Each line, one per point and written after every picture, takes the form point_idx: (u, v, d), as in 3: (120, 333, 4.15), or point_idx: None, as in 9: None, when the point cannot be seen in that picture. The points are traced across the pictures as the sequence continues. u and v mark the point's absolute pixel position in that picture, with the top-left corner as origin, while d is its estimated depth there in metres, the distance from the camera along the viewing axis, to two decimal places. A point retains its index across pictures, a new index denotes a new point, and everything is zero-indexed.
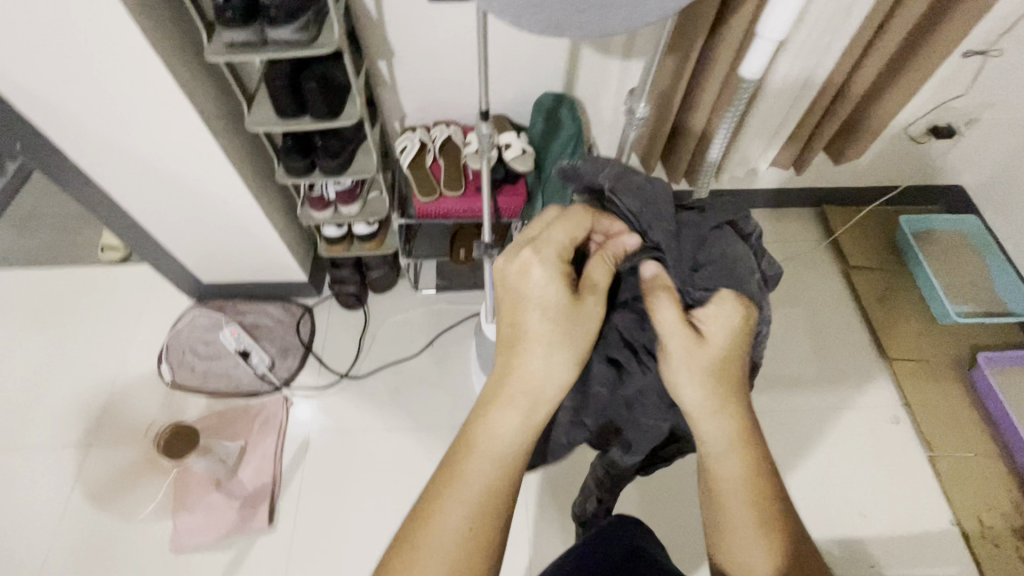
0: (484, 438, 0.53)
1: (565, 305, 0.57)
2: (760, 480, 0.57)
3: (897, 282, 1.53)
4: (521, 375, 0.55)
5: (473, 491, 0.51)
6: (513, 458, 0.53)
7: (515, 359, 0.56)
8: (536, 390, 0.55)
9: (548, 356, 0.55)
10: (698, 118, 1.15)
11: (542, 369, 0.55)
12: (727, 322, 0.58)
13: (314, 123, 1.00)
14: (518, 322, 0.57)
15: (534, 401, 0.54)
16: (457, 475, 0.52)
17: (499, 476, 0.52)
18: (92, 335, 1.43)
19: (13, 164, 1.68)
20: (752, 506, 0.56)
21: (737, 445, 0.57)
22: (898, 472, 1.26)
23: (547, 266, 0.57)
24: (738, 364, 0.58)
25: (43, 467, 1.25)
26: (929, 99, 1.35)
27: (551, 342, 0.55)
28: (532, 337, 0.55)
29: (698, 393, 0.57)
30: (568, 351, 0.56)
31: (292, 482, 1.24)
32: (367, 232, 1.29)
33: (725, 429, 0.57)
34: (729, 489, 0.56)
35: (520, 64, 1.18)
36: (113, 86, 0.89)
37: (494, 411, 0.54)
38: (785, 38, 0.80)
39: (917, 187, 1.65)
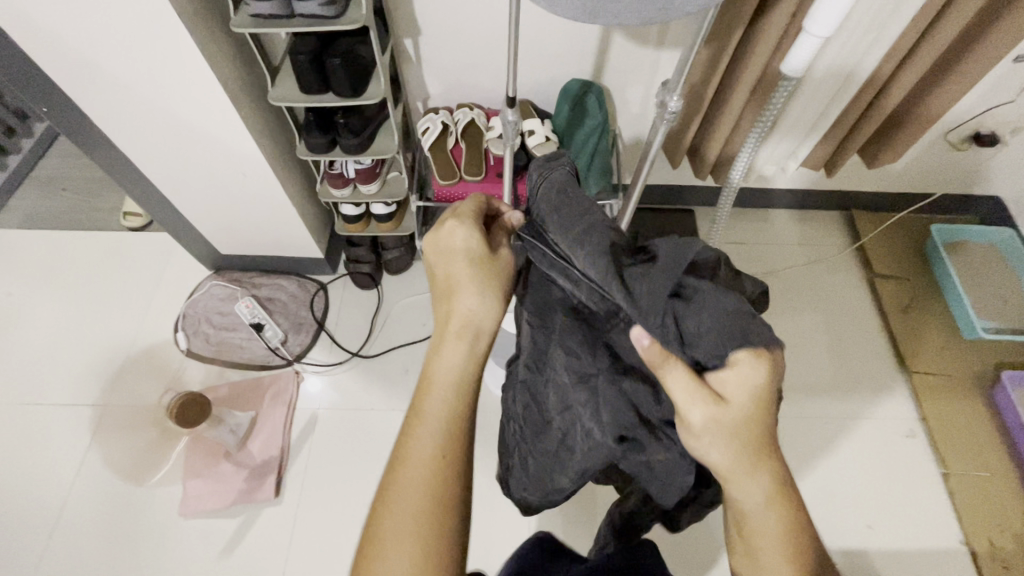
0: (437, 371, 0.55)
1: (482, 257, 0.60)
2: (799, 539, 0.50)
3: (923, 293, 1.49)
4: (459, 312, 0.57)
5: (439, 420, 0.52)
6: (466, 382, 0.54)
7: (451, 302, 0.58)
8: (475, 322, 0.57)
9: (480, 294, 0.58)
10: (729, 114, 1.11)
11: (473, 309, 0.57)
12: (750, 382, 0.50)
13: (338, 101, 0.99)
14: (449, 275, 0.60)
15: (474, 333, 0.57)
16: (419, 410, 0.53)
17: (456, 401, 0.54)
18: (112, 298, 1.46)
19: (40, 126, 1.70)
20: (792, 570, 0.49)
21: (776, 507, 0.50)
22: (909, 487, 1.24)
23: (469, 228, 0.60)
24: (768, 425, 0.51)
25: (61, 425, 1.28)
26: (975, 104, 1.29)
27: (476, 285, 0.58)
28: (462, 283, 0.58)
29: (727, 457, 0.50)
30: (489, 291, 0.59)
31: (300, 456, 1.26)
32: (384, 212, 1.29)
33: (760, 489, 0.50)
34: (769, 550, 0.50)
35: (549, 48, 1.15)
36: (139, 53, 0.88)
37: (442, 347, 0.56)
38: (831, 35, 0.77)
39: (951, 195, 1.59)
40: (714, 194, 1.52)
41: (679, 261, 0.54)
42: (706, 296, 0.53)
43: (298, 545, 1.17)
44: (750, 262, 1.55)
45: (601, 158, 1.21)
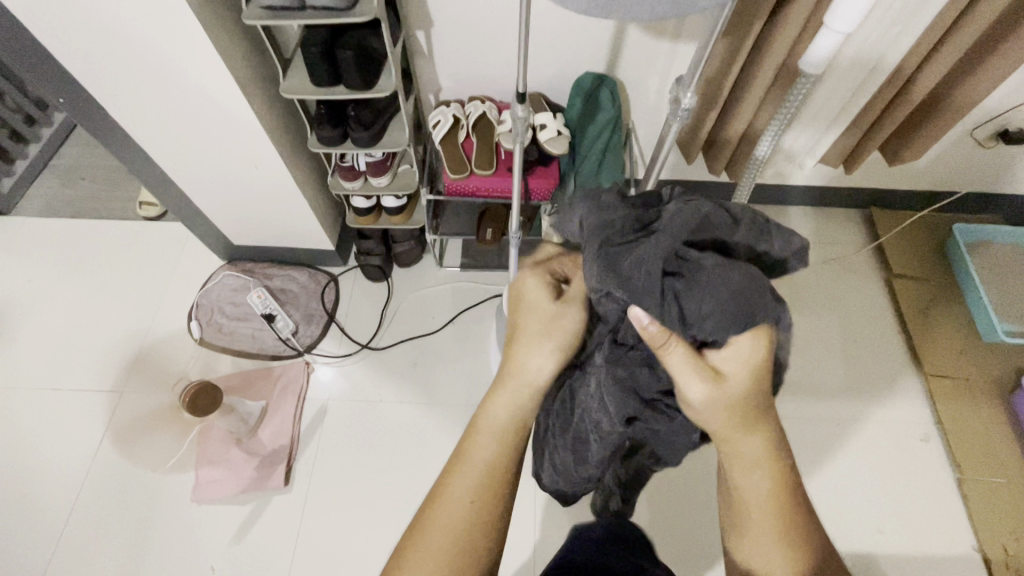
0: (483, 420, 0.59)
1: (547, 308, 0.63)
2: (784, 489, 0.57)
3: (943, 294, 1.45)
4: (519, 373, 0.61)
5: (482, 462, 0.58)
6: (513, 433, 0.59)
7: (514, 360, 0.62)
8: (531, 382, 0.61)
9: (539, 349, 0.61)
10: (746, 107, 1.09)
11: (534, 366, 0.61)
12: (739, 361, 0.54)
13: (349, 94, 0.99)
14: (518, 325, 0.64)
15: (524, 386, 0.61)
16: (466, 456, 0.58)
17: (501, 451, 0.58)
18: (127, 286, 1.48)
19: (58, 116, 1.72)
20: (774, 516, 0.57)
21: (764, 466, 0.56)
22: (922, 491, 1.22)
23: (537, 289, 0.65)
24: (759, 399, 0.55)
25: (78, 410, 1.31)
26: (1003, 100, 1.25)
27: (538, 338, 0.62)
28: (525, 343, 0.62)
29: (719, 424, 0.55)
30: (548, 347, 0.61)
31: (309, 445, 1.28)
32: (395, 205, 1.28)
33: (754, 448, 0.56)
34: (753, 500, 0.57)
35: (563, 41, 1.13)
36: (153, 45, 0.89)
37: (496, 394, 0.61)
38: (853, 31, 0.74)
39: (975, 195, 1.55)
40: (728, 191, 1.50)
41: (678, 236, 0.54)
42: (707, 279, 0.52)
43: (306, 533, 1.19)
44: None
45: (614, 152, 1.20)
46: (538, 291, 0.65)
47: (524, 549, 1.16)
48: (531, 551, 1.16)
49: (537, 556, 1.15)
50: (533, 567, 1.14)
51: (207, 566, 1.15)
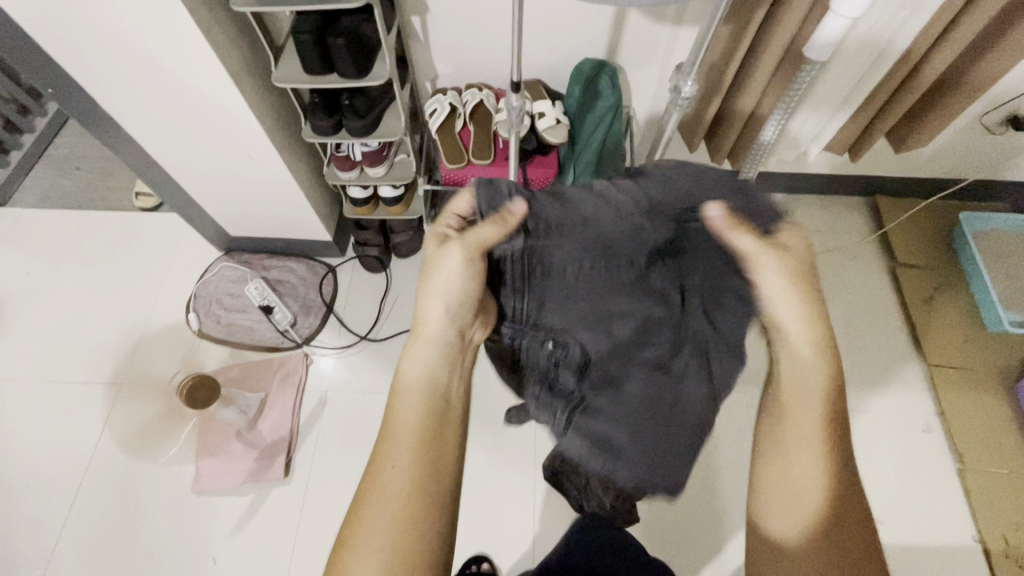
0: (405, 382, 0.62)
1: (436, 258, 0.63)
2: (832, 398, 0.61)
3: (947, 283, 1.43)
4: (426, 325, 0.64)
5: (410, 419, 0.59)
6: (434, 381, 0.62)
7: (419, 317, 0.64)
8: (438, 332, 0.63)
9: (435, 300, 0.63)
10: (750, 94, 1.06)
11: (435, 312, 0.63)
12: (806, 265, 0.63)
13: (341, 82, 0.97)
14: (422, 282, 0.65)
15: (430, 337, 0.63)
16: (392, 421, 0.60)
17: (424, 404, 0.60)
18: (125, 278, 1.48)
19: (52, 106, 1.69)
20: (820, 419, 0.61)
21: (819, 378, 0.62)
22: (922, 481, 1.22)
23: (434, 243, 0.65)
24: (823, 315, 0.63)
25: (77, 402, 1.32)
26: (1016, 85, 1.22)
27: (432, 288, 0.63)
28: (426, 296, 0.64)
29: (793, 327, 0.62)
30: (442, 297, 0.62)
31: (309, 437, 1.28)
32: (393, 195, 1.27)
33: (814, 345, 0.62)
34: (804, 398, 0.61)
35: (562, 26, 1.10)
36: (141, 35, 0.87)
37: (410, 354, 0.63)
38: (860, 16, 0.72)
39: (984, 182, 1.52)
40: None
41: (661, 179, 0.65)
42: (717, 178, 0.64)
43: (306, 524, 1.19)
44: None
45: (615, 141, 1.17)
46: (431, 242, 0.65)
47: (523, 539, 1.16)
48: (531, 541, 1.16)
49: (536, 546, 1.16)
50: (532, 558, 1.15)
51: (209, 557, 1.16)
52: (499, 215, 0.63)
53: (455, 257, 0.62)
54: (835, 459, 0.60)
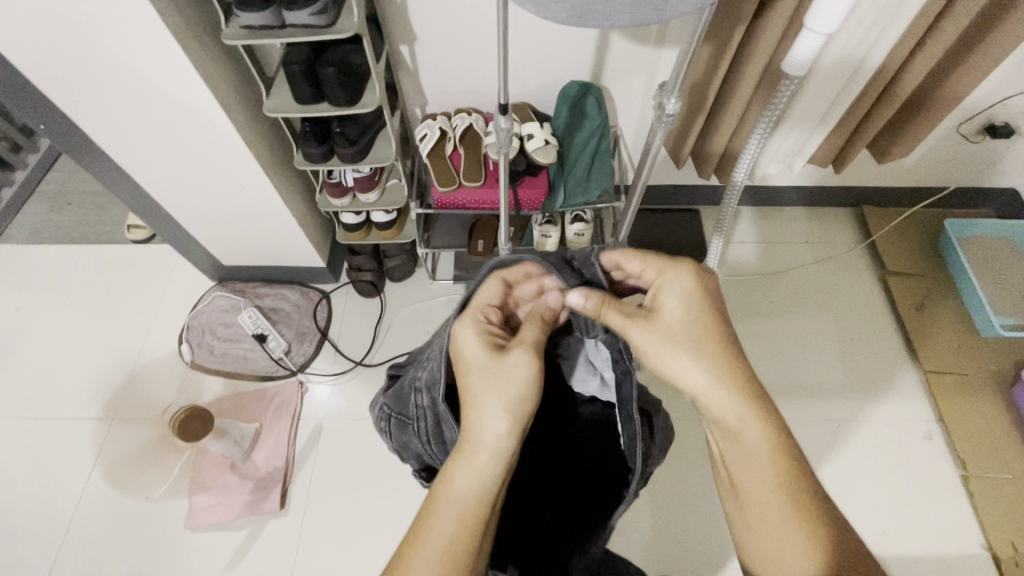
0: (448, 489, 0.56)
1: (491, 364, 0.61)
2: (782, 457, 0.58)
3: (937, 289, 1.45)
4: (475, 429, 0.58)
5: (446, 531, 0.54)
6: (483, 497, 0.56)
7: (470, 418, 0.59)
8: (490, 441, 0.58)
9: (491, 410, 0.59)
10: (734, 111, 1.09)
11: (493, 420, 0.58)
12: (680, 295, 0.65)
13: (332, 110, 0.98)
14: (466, 383, 0.61)
15: (478, 445, 0.58)
16: (427, 528, 0.55)
17: (465, 521, 0.55)
18: (117, 310, 1.46)
19: (45, 142, 1.70)
20: (780, 484, 0.58)
21: (755, 420, 0.59)
22: (926, 489, 1.21)
23: (477, 340, 0.63)
24: (724, 335, 0.63)
25: (67, 439, 1.29)
26: (989, 95, 1.25)
27: (489, 397, 0.59)
28: (480, 396, 0.60)
29: (705, 370, 0.61)
30: (501, 404, 0.59)
31: (305, 466, 1.26)
32: (385, 220, 1.28)
33: (730, 403, 0.60)
34: (750, 465, 0.59)
35: (548, 51, 1.13)
36: (133, 69, 0.88)
37: (455, 463, 0.57)
38: (835, 32, 0.75)
39: (966, 188, 1.55)
40: (718, 194, 1.49)
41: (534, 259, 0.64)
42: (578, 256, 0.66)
43: (303, 558, 1.16)
44: (759, 262, 1.52)
45: (602, 159, 1.20)
46: (477, 345, 0.62)
47: None
48: None
49: None
50: None
51: None
52: (538, 313, 0.65)
53: (518, 358, 0.61)
54: (808, 500, 0.57)
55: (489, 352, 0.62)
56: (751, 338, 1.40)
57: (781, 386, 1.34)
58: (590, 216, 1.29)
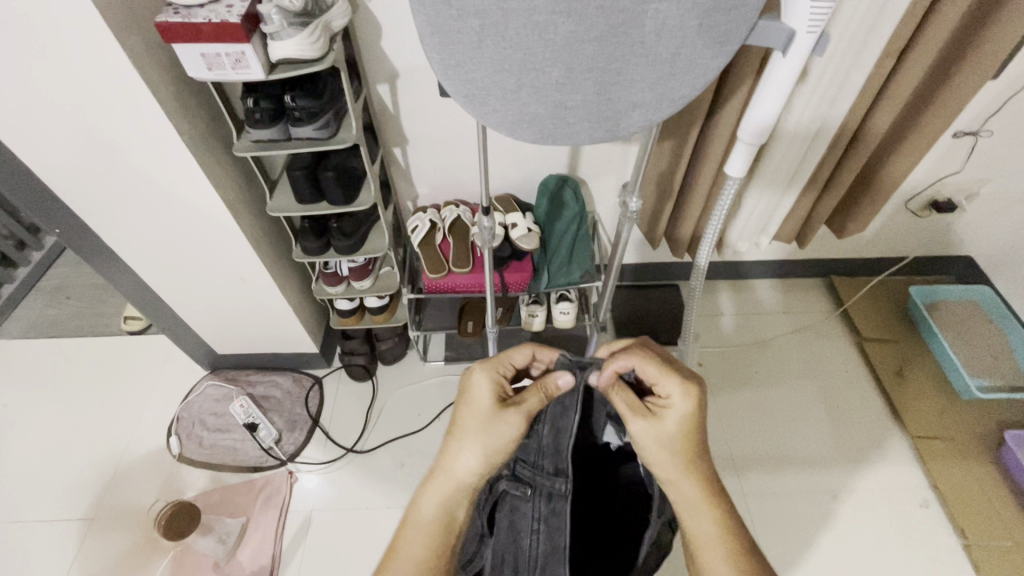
0: (416, 513, 0.66)
1: (490, 411, 0.68)
2: (732, 536, 0.65)
3: (913, 353, 1.51)
4: (453, 466, 0.67)
5: (410, 550, 0.65)
6: (441, 528, 0.66)
7: (451, 453, 0.67)
8: (461, 478, 0.67)
9: (473, 453, 0.66)
10: (697, 196, 1.19)
11: (468, 463, 0.66)
12: (687, 401, 0.67)
13: (331, 209, 1.07)
14: (460, 418, 0.69)
15: (456, 484, 0.66)
16: (398, 547, 0.65)
17: (430, 543, 0.65)
18: (107, 402, 1.46)
19: (50, 240, 1.78)
20: (729, 560, 0.64)
21: (711, 502, 0.66)
22: (930, 560, 1.18)
23: (486, 383, 0.70)
24: (697, 437, 0.67)
25: (44, 541, 1.24)
26: (928, 174, 1.39)
27: (472, 441, 0.66)
28: (465, 439, 0.67)
29: (675, 462, 0.66)
30: (478, 451, 0.66)
31: (292, 562, 1.21)
32: (378, 305, 1.33)
33: (691, 492, 0.66)
34: (706, 543, 0.65)
35: (526, 150, 1.25)
36: (151, 178, 0.98)
37: (428, 488, 0.67)
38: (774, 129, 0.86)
39: (926, 257, 1.65)
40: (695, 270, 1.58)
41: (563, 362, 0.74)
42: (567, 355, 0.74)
43: None
44: (736, 334, 1.58)
45: (583, 244, 1.29)
46: (487, 395, 0.69)
47: None
48: None
49: None
50: None
51: None
52: (546, 386, 0.70)
53: (510, 418, 0.67)
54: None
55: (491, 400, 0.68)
56: (740, 409, 1.42)
57: (773, 456, 1.34)
58: (575, 296, 1.35)
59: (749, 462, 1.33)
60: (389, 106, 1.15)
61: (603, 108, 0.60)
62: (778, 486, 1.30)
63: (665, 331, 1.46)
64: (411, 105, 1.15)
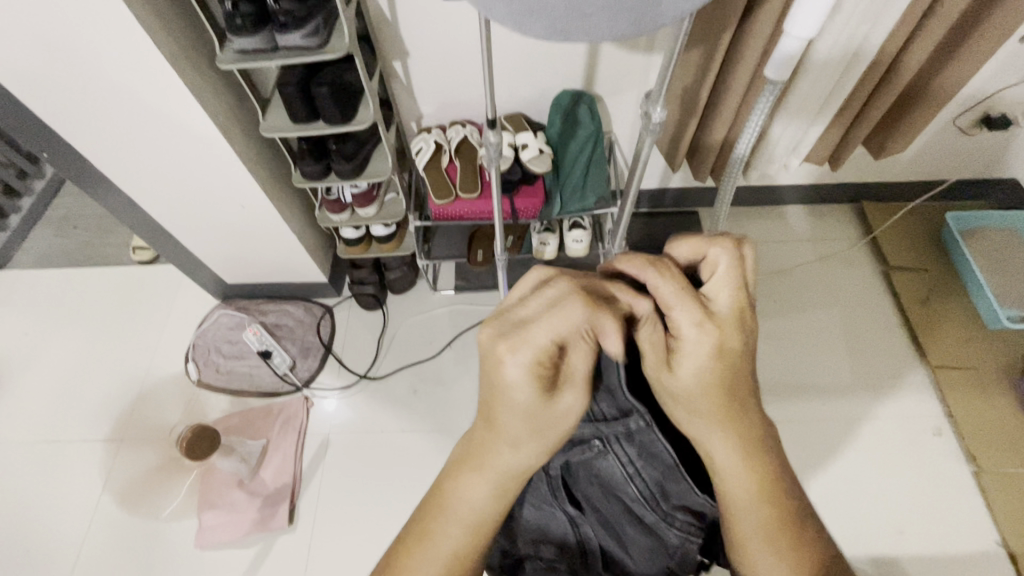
0: (452, 502, 0.53)
1: (538, 404, 0.48)
2: (775, 498, 0.54)
3: (942, 282, 1.44)
4: (495, 457, 0.51)
5: (443, 551, 0.53)
6: (485, 524, 0.53)
7: (491, 442, 0.51)
8: (505, 471, 0.52)
9: (524, 450, 0.50)
10: (725, 112, 1.09)
11: (516, 459, 0.51)
12: (715, 350, 0.51)
13: (327, 129, 1.00)
14: (494, 409, 0.50)
15: (505, 477, 0.52)
16: (427, 540, 0.53)
17: (470, 538, 0.53)
18: (124, 332, 1.48)
19: (50, 169, 1.74)
20: (773, 524, 0.53)
21: (750, 465, 0.53)
22: (937, 483, 1.20)
23: (522, 370, 0.47)
24: (741, 394, 0.53)
25: (80, 461, 1.31)
26: (983, 85, 1.25)
27: (524, 439, 0.50)
28: (509, 436, 0.50)
29: (716, 425, 0.53)
30: (536, 448, 0.50)
31: (312, 481, 1.26)
32: (385, 233, 1.29)
33: (730, 451, 0.53)
34: (741, 510, 0.54)
35: (538, 62, 1.14)
36: (134, 99, 0.90)
37: (463, 478, 0.53)
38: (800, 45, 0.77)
39: (968, 179, 1.54)
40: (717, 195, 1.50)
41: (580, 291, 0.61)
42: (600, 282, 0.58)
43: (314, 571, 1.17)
44: (756, 263, 1.52)
45: (598, 165, 1.21)
46: (522, 384, 0.47)
47: None
48: None
49: None
50: None
51: None
52: (590, 332, 0.48)
53: (564, 398, 0.49)
54: (798, 532, 0.54)
55: (536, 394, 0.48)
56: (756, 339, 1.39)
57: (786, 386, 1.33)
58: (588, 224, 1.29)
59: (762, 391, 1.32)
60: (386, 11, 1.04)
61: None
62: (790, 415, 1.29)
63: None
64: (411, 11, 1.04)
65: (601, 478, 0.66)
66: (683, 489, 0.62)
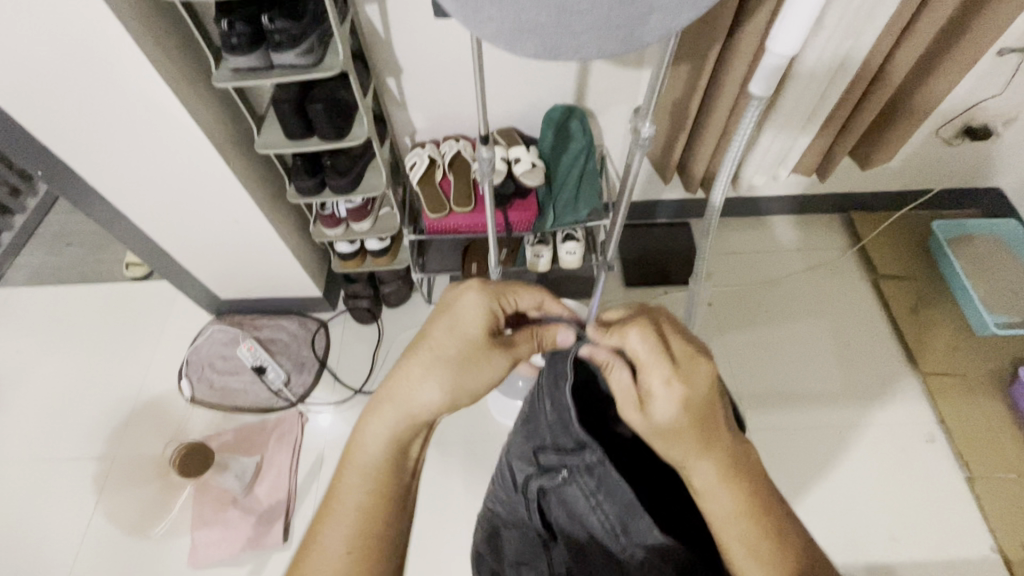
0: (359, 453, 0.57)
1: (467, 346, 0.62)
2: (758, 509, 0.55)
3: (930, 290, 1.46)
4: (410, 396, 0.58)
5: (346, 505, 0.55)
6: (382, 478, 0.56)
7: (406, 381, 0.59)
8: (413, 414, 0.57)
9: (435, 384, 0.58)
10: (713, 126, 1.11)
11: (428, 396, 0.58)
12: (679, 396, 0.54)
13: (323, 144, 1.01)
14: (432, 340, 0.62)
15: (408, 415, 0.57)
16: (333, 493, 0.56)
17: (367, 494, 0.55)
18: (117, 348, 1.47)
19: (43, 186, 1.74)
20: (760, 534, 0.54)
21: (729, 484, 0.55)
22: (931, 490, 1.20)
23: (475, 304, 0.63)
24: (710, 421, 0.55)
25: (70, 480, 1.29)
26: (964, 97, 1.29)
27: (440, 370, 0.59)
28: (429, 370, 0.59)
29: (693, 449, 0.55)
30: (445, 385, 0.59)
31: (308, 497, 1.25)
32: (380, 247, 1.30)
33: (711, 472, 0.55)
34: (727, 526, 0.55)
35: (530, 78, 1.17)
36: (129, 116, 0.91)
37: (376, 424, 0.57)
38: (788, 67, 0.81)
39: (952, 189, 1.57)
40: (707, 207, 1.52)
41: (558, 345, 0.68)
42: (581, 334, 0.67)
43: None
44: (747, 273, 1.53)
45: (590, 178, 1.22)
46: (471, 318, 0.62)
47: None
48: None
49: None
50: None
51: None
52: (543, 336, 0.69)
53: (494, 359, 0.63)
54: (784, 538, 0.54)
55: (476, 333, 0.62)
56: (748, 349, 1.40)
57: (780, 395, 1.34)
58: (581, 236, 1.31)
59: (756, 401, 1.33)
60: (380, 29, 1.06)
61: (615, 15, 0.53)
62: (784, 423, 1.30)
63: (676, 272, 1.44)
64: (404, 29, 1.06)
65: (570, 505, 0.69)
66: (643, 526, 0.59)
